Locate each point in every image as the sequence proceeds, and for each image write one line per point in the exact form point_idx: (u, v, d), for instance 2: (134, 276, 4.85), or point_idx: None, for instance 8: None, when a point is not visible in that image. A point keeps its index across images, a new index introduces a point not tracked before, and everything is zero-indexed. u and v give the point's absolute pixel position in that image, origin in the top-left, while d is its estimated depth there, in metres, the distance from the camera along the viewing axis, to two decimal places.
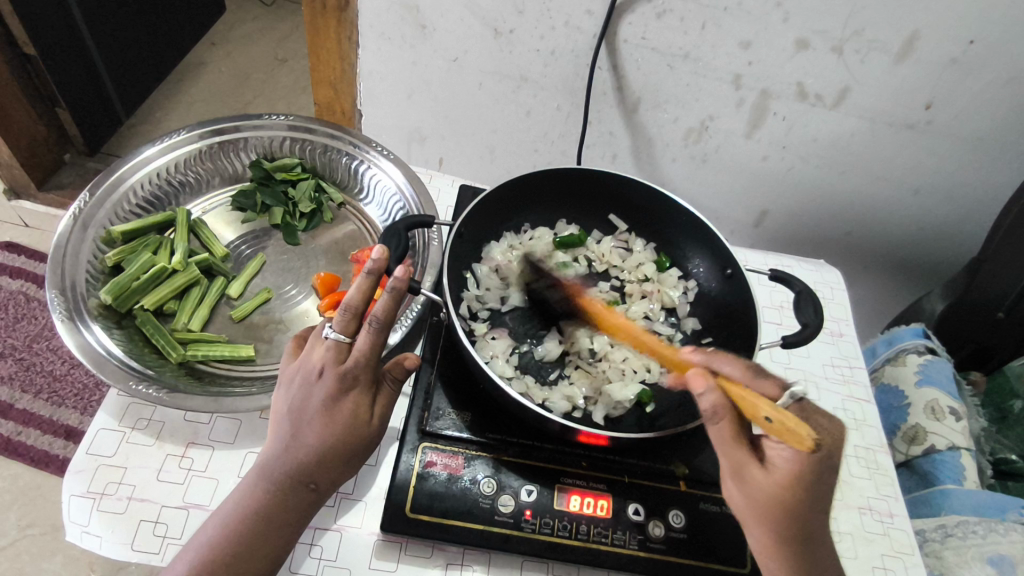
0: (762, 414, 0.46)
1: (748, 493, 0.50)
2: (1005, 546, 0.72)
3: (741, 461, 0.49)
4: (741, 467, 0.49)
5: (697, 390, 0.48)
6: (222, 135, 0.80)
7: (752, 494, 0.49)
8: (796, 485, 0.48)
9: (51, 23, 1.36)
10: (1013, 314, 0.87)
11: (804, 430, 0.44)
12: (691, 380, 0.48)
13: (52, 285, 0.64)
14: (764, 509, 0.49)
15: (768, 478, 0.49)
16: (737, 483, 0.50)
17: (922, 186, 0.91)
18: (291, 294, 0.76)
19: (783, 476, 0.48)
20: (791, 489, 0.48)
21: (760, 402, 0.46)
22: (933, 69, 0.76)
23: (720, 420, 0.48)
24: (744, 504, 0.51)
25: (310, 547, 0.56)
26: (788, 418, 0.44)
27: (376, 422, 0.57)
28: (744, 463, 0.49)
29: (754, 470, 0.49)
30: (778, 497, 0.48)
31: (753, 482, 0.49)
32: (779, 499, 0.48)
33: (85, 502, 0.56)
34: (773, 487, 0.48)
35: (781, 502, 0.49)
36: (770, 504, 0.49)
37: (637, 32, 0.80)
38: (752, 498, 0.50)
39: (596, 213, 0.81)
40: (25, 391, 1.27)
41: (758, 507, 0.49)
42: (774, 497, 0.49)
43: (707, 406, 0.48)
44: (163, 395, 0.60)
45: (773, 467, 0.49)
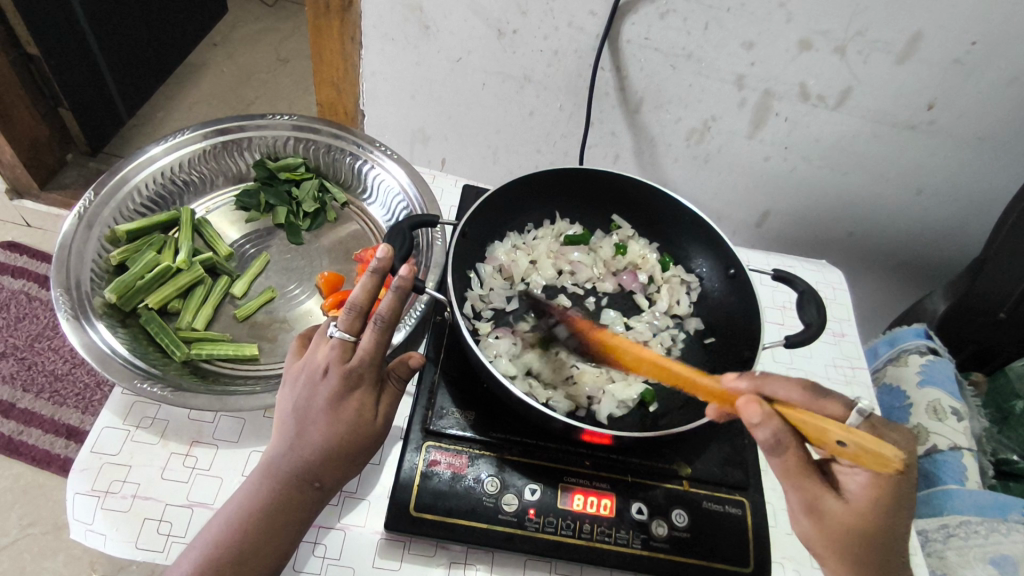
0: (833, 438, 0.44)
1: (825, 526, 0.50)
2: (1007, 545, 0.72)
3: (814, 494, 0.50)
4: (815, 500, 0.50)
5: (754, 420, 0.47)
6: (226, 134, 0.81)
7: (830, 527, 0.50)
8: (873, 512, 0.48)
9: (54, 23, 1.37)
10: (1015, 314, 0.87)
11: (888, 450, 0.41)
12: (745, 408, 0.47)
13: (57, 284, 0.64)
14: (844, 541, 0.50)
15: (844, 509, 0.49)
16: (812, 518, 0.51)
17: (924, 186, 0.91)
18: (295, 294, 0.76)
19: (860, 505, 0.49)
20: (870, 518, 0.48)
21: (829, 424, 0.44)
22: (936, 69, 0.76)
23: (786, 449, 0.48)
24: (820, 536, 0.51)
25: (314, 545, 0.57)
26: (866, 438, 0.42)
27: (381, 421, 0.57)
28: (818, 497, 0.50)
29: (829, 502, 0.50)
30: (857, 527, 0.49)
31: (829, 515, 0.50)
32: (860, 529, 0.49)
33: (90, 500, 0.56)
34: (850, 518, 0.49)
35: (861, 532, 0.49)
36: (848, 536, 0.49)
37: (640, 32, 0.81)
38: (830, 531, 0.50)
39: (599, 213, 0.81)
40: (27, 390, 1.28)
41: (835, 539, 0.50)
42: (854, 528, 0.49)
43: (770, 436, 0.47)
44: (168, 393, 0.60)
45: (850, 497, 0.50)
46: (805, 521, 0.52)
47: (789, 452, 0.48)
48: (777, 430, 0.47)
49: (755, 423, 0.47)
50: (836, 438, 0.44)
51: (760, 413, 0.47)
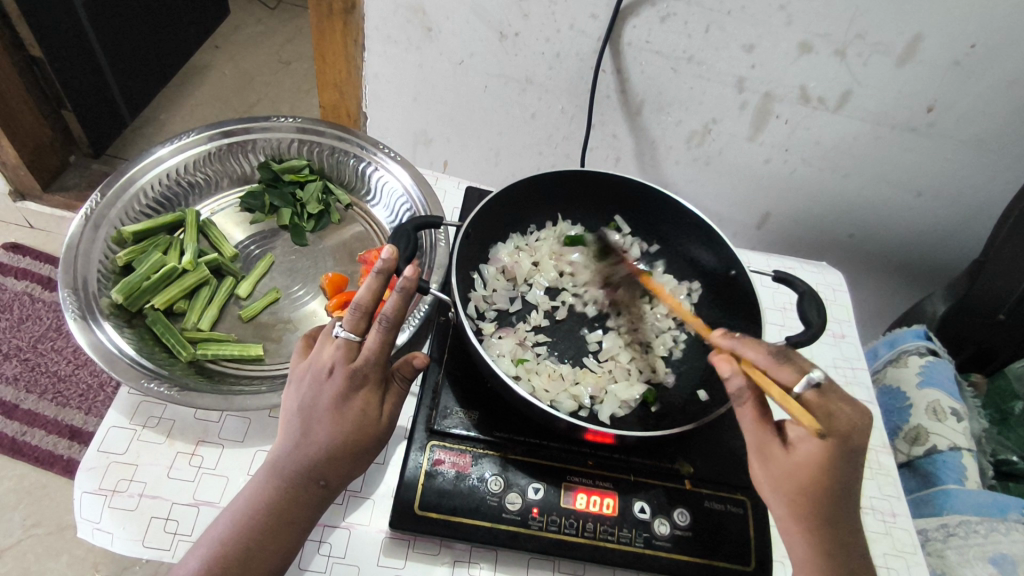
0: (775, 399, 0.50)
1: (770, 470, 0.52)
2: (1006, 545, 0.72)
3: (763, 438, 0.53)
4: (764, 444, 0.53)
5: (724, 373, 0.52)
6: (231, 136, 0.81)
7: (773, 471, 0.52)
8: (814, 463, 0.50)
9: (58, 25, 1.37)
10: (1013, 316, 0.88)
11: (807, 418, 0.48)
12: (716, 364, 0.52)
13: (64, 284, 0.65)
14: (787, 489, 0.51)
15: (788, 457, 0.51)
16: (760, 461, 0.53)
17: (924, 188, 0.92)
18: (299, 295, 0.77)
19: (803, 455, 0.51)
20: (810, 468, 0.50)
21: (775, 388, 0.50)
22: (935, 71, 0.77)
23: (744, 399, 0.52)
24: (766, 483, 0.53)
25: (320, 544, 0.57)
26: (796, 408, 0.48)
27: (385, 420, 0.58)
28: (767, 441, 0.52)
29: (775, 448, 0.52)
30: (798, 475, 0.51)
31: (774, 459, 0.52)
32: (800, 477, 0.51)
33: (97, 499, 0.57)
34: (792, 465, 0.51)
35: (802, 481, 0.51)
36: (790, 482, 0.51)
37: (641, 35, 0.81)
38: (773, 475, 0.52)
39: (601, 214, 0.82)
40: (30, 391, 1.28)
41: (778, 485, 0.52)
42: (796, 476, 0.51)
43: (734, 388, 0.52)
44: (174, 393, 0.61)
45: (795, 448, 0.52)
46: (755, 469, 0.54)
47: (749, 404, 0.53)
48: (741, 387, 0.52)
49: (721, 375, 0.52)
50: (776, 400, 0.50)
51: (729, 368, 0.52)
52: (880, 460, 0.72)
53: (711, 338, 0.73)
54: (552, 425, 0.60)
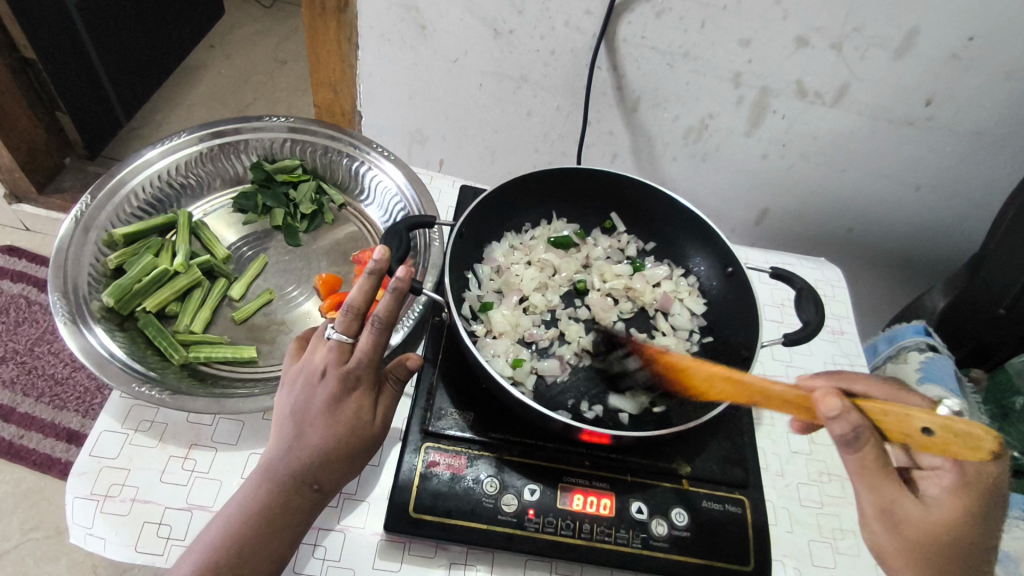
0: (916, 425, 0.45)
1: (902, 531, 0.53)
2: (1010, 543, 0.72)
3: (896, 494, 0.51)
4: (896, 506, 0.52)
5: (832, 413, 0.46)
6: (223, 137, 0.81)
7: (908, 531, 0.53)
8: (954, 517, 0.52)
9: (52, 26, 1.37)
10: (1014, 311, 0.86)
11: (977, 429, 0.42)
12: (821, 402, 0.46)
13: (55, 288, 0.64)
14: (921, 545, 0.52)
15: (924, 515, 0.52)
16: (887, 521, 0.53)
17: (923, 182, 0.91)
18: (293, 296, 0.76)
19: (942, 511, 0.52)
20: (949, 523, 0.52)
21: (914, 412, 0.45)
22: (933, 64, 0.76)
23: (867, 444, 0.47)
24: (894, 539, 0.54)
25: (314, 547, 0.57)
26: (955, 425, 0.43)
27: (380, 422, 0.57)
28: (898, 498, 0.51)
29: (909, 508, 0.52)
30: (932, 533, 0.52)
31: (907, 520, 0.52)
32: (934, 536, 0.52)
33: (89, 504, 0.56)
34: (925, 523, 0.52)
35: (940, 538, 0.52)
36: (922, 540, 0.52)
37: (636, 31, 0.81)
38: (904, 533, 0.53)
39: (597, 212, 0.81)
40: (27, 394, 1.28)
41: (910, 546, 0.53)
42: (931, 534, 0.52)
43: (846, 429, 0.46)
44: (165, 396, 0.60)
45: (930, 501, 0.53)
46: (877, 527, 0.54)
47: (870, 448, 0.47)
48: (858, 423, 0.46)
49: (831, 416, 0.46)
50: (921, 426, 0.44)
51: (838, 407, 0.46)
52: None
53: (708, 337, 0.72)
54: (546, 426, 0.60)
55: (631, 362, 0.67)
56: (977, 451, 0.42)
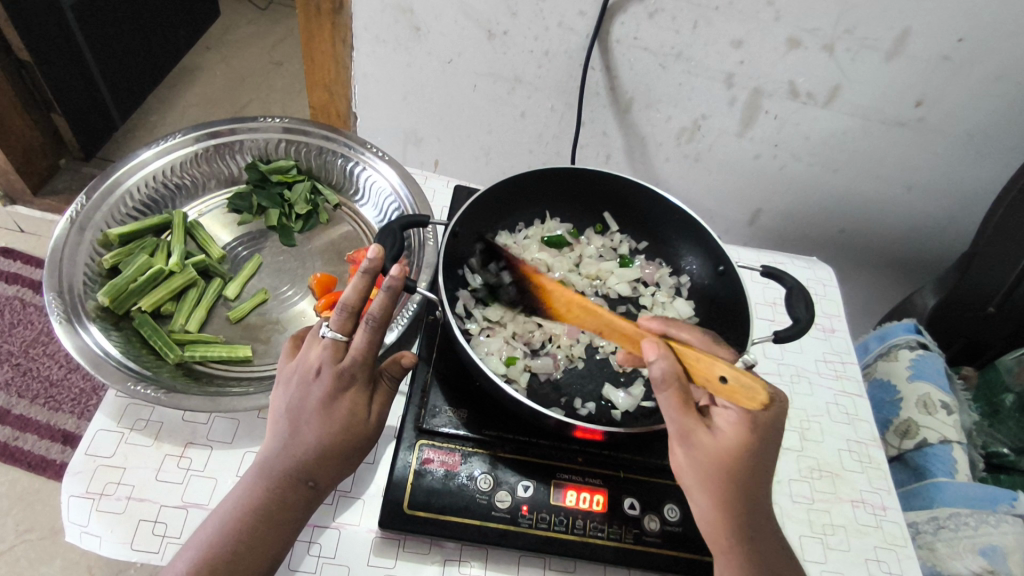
0: (717, 372, 0.48)
1: (696, 457, 0.51)
2: (996, 537, 0.74)
3: (690, 424, 0.51)
4: (691, 432, 0.51)
5: (651, 356, 0.50)
6: (217, 137, 0.81)
7: (701, 458, 0.51)
8: (738, 448, 0.51)
9: (48, 28, 1.37)
10: (1004, 308, 0.88)
11: (756, 384, 0.45)
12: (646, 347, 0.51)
13: (50, 287, 0.65)
14: (713, 473, 0.51)
15: (714, 443, 0.51)
16: (684, 447, 0.52)
17: (914, 182, 0.92)
18: (288, 295, 0.77)
19: (732, 441, 0.51)
20: (737, 451, 0.50)
21: (716, 362, 0.48)
22: (923, 65, 0.77)
23: (670, 387, 0.50)
24: (693, 468, 0.52)
25: (309, 544, 0.57)
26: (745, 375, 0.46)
27: (374, 419, 0.57)
28: (693, 427, 0.51)
29: (702, 435, 0.51)
30: (721, 460, 0.51)
31: (701, 446, 0.51)
32: (725, 464, 0.51)
33: (84, 502, 0.57)
34: (719, 451, 0.51)
35: (728, 466, 0.51)
36: (714, 470, 0.51)
37: (629, 32, 0.81)
38: (697, 461, 0.51)
39: (590, 212, 0.81)
40: (22, 396, 1.28)
41: (705, 472, 0.51)
42: (723, 462, 0.50)
43: (660, 373, 0.50)
44: (161, 395, 0.60)
45: (718, 432, 0.52)
46: (678, 454, 0.53)
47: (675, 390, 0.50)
48: (671, 368, 0.49)
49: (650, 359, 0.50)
50: (720, 373, 0.48)
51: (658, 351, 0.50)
52: (871, 454, 0.72)
53: None
54: (541, 423, 0.60)
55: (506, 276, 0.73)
56: (753, 401, 0.46)
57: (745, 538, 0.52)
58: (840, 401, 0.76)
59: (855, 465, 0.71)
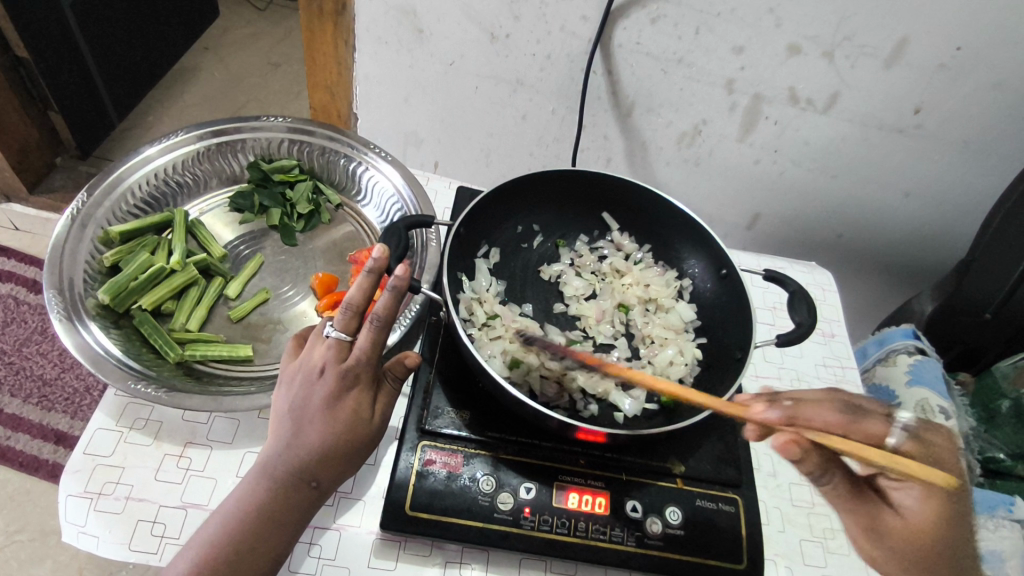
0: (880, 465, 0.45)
1: (893, 546, 0.53)
2: (995, 541, 0.74)
3: (869, 518, 0.52)
4: (877, 522, 0.52)
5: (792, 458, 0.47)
6: (221, 136, 0.81)
7: (895, 545, 0.53)
8: (928, 523, 0.51)
9: (46, 26, 1.36)
10: (1000, 315, 0.89)
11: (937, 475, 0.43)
12: (783, 450, 0.47)
13: (50, 284, 0.64)
14: (911, 552, 0.52)
15: (903, 525, 0.52)
16: (875, 538, 0.53)
17: (912, 190, 0.93)
18: (289, 295, 0.76)
19: (916, 521, 0.51)
20: (929, 531, 0.51)
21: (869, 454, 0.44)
22: (923, 73, 0.78)
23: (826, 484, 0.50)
24: (882, 553, 0.54)
25: (310, 546, 0.57)
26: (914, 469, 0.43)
27: (378, 420, 0.57)
28: (876, 519, 0.52)
29: (891, 520, 0.52)
30: (916, 540, 0.52)
31: (895, 533, 0.52)
32: (919, 541, 0.52)
33: (82, 503, 0.56)
34: (908, 533, 0.52)
35: (927, 542, 0.52)
36: (905, 547, 0.52)
37: (632, 37, 0.82)
38: (897, 548, 0.53)
39: (591, 214, 0.81)
40: (14, 395, 1.26)
41: (901, 552, 0.53)
42: (923, 547, 0.52)
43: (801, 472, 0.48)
44: (162, 394, 0.60)
45: (903, 513, 0.52)
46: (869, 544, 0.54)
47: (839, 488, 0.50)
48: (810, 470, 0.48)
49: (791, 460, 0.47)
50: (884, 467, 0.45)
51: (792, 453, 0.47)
52: None
53: (703, 338, 0.73)
54: (543, 424, 0.60)
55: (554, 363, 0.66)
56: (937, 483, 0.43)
57: None
58: None
59: None
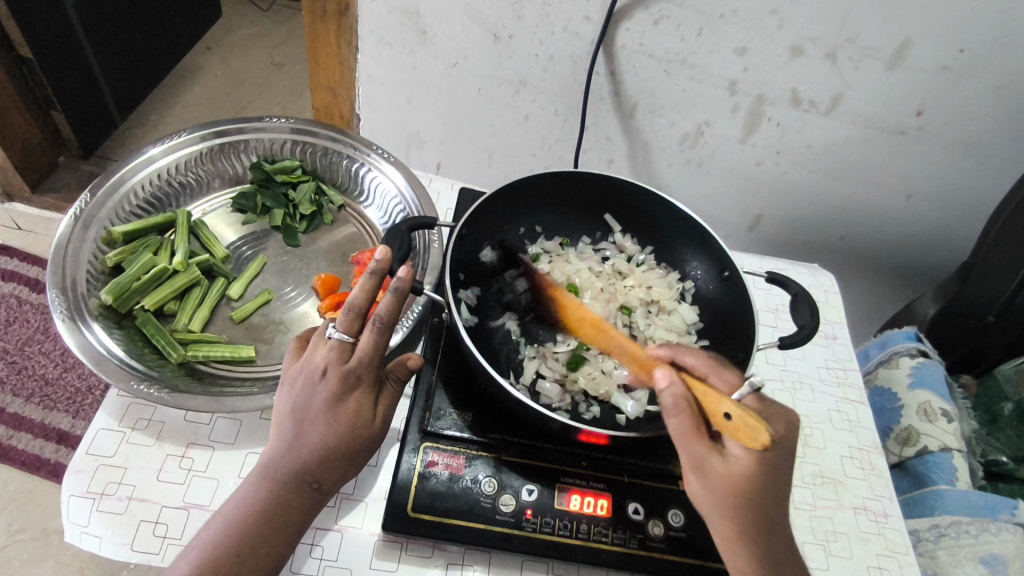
0: (723, 410, 0.47)
1: (714, 486, 0.50)
2: (997, 545, 0.74)
3: (702, 452, 0.49)
4: (704, 460, 0.49)
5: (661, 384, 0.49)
6: (224, 136, 0.81)
7: (720, 487, 0.49)
8: (754, 471, 0.49)
9: (49, 26, 1.37)
10: (1003, 318, 0.88)
11: (761, 424, 0.45)
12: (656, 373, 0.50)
13: (53, 285, 0.64)
14: (733, 500, 0.49)
15: (730, 468, 0.49)
16: (701, 478, 0.50)
17: (914, 191, 0.93)
18: (292, 296, 0.76)
19: (747, 466, 0.49)
20: (752, 476, 0.49)
21: (723, 397, 0.47)
22: (925, 75, 0.77)
23: (682, 412, 0.49)
24: (708, 496, 0.50)
25: (312, 547, 0.57)
26: (751, 418, 0.45)
27: (379, 422, 0.57)
28: (705, 455, 0.49)
29: (715, 462, 0.49)
30: (740, 485, 0.49)
31: (716, 474, 0.49)
32: (742, 486, 0.49)
33: (85, 502, 0.56)
34: (735, 476, 0.49)
35: (747, 489, 0.49)
36: (733, 494, 0.49)
37: (634, 38, 0.82)
38: (724, 492, 0.49)
39: (594, 216, 0.81)
40: (16, 395, 1.27)
41: (725, 498, 0.49)
42: (743, 490, 0.49)
43: (667, 399, 0.49)
44: (165, 394, 0.60)
45: (733, 460, 0.50)
46: (692, 483, 0.51)
47: (686, 418, 0.49)
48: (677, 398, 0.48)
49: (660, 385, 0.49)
50: (725, 410, 0.47)
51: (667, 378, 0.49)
52: (872, 460, 0.72)
53: (705, 340, 0.73)
54: (546, 426, 0.60)
55: (518, 283, 0.75)
56: (755, 441, 0.45)
57: (754, 536, 0.50)
58: (842, 408, 0.76)
59: (857, 471, 0.71)
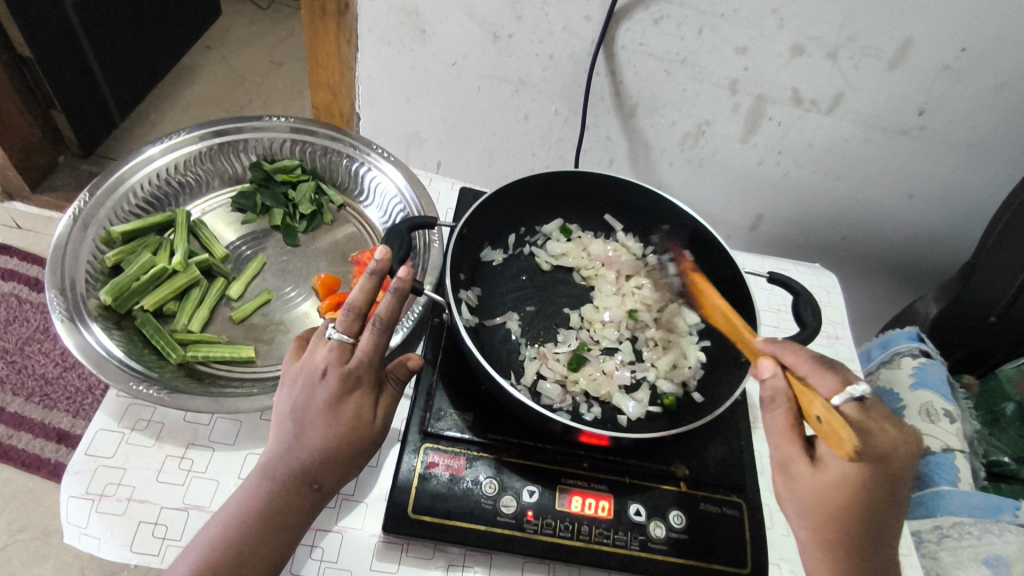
0: (815, 412, 0.49)
1: (797, 491, 0.50)
2: (1000, 546, 0.74)
3: (790, 454, 0.50)
4: (789, 462, 0.50)
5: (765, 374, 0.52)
6: (223, 136, 0.80)
7: (802, 492, 0.50)
8: (844, 485, 0.47)
9: (49, 26, 1.37)
10: (1005, 319, 0.88)
11: (847, 434, 0.46)
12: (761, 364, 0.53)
13: (52, 285, 0.64)
14: (816, 508, 0.49)
15: (815, 477, 0.49)
16: (786, 478, 0.51)
17: (916, 191, 0.93)
18: (292, 296, 0.76)
19: (836, 478, 0.48)
20: (844, 490, 0.48)
21: (817, 399, 0.48)
22: (928, 74, 0.77)
23: (777, 407, 0.51)
24: (793, 499, 0.51)
25: (312, 548, 0.56)
26: (839, 424, 0.46)
27: (380, 423, 0.57)
28: (792, 458, 0.50)
29: (801, 466, 0.49)
30: (827, 497, 0.48)
31: (801, 480, 0.49)
32: (831, 499, 0.48)
33: (84, 504, 0.56)
34: (822, 487, 0.48)
35: (835, 503, 0.48)
36: (818, 504, 0.49)
37: (635, 38, 0.81)
38: (806, 499, 0.49)
39: (596, 216, 0.81)
40: (16, 394, 1.26)
41: (810, 506, 0.49)
42: (830, 502, 0.48)
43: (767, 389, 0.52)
44: (164, 395, 0.60)
45: (822, 468, 0.49)
46: (778, 480, 0.52)
47: (783, 413, 0.51)
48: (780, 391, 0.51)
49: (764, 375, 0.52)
50: (816, 413, 0.49)
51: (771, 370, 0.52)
52: None
53: (706, 340, 0.73)
54: (546, 427, 0.60)
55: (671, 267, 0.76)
56: (842, 447, 0.47)
57: (843, 551, 0.49)
58: None
59: None
